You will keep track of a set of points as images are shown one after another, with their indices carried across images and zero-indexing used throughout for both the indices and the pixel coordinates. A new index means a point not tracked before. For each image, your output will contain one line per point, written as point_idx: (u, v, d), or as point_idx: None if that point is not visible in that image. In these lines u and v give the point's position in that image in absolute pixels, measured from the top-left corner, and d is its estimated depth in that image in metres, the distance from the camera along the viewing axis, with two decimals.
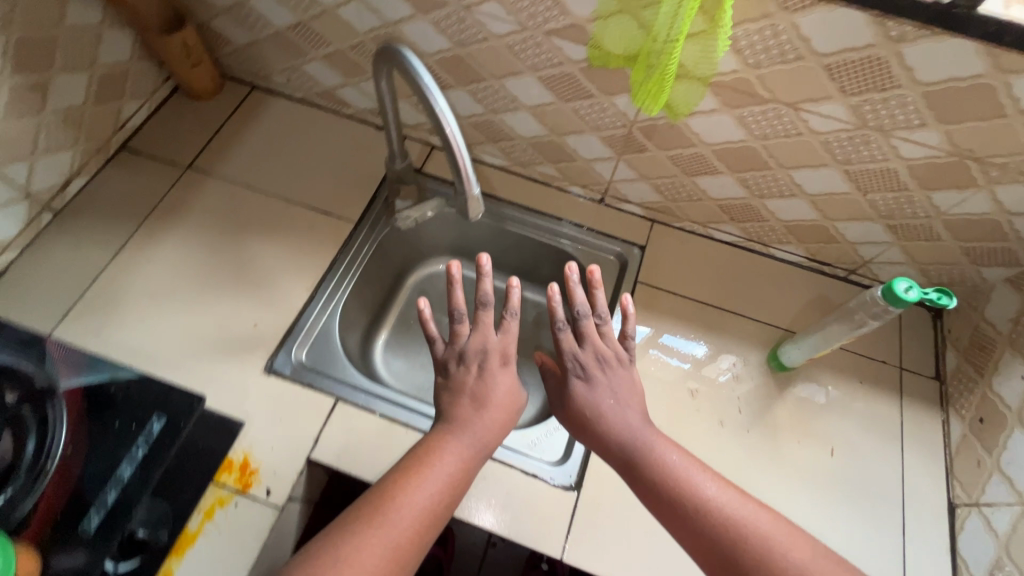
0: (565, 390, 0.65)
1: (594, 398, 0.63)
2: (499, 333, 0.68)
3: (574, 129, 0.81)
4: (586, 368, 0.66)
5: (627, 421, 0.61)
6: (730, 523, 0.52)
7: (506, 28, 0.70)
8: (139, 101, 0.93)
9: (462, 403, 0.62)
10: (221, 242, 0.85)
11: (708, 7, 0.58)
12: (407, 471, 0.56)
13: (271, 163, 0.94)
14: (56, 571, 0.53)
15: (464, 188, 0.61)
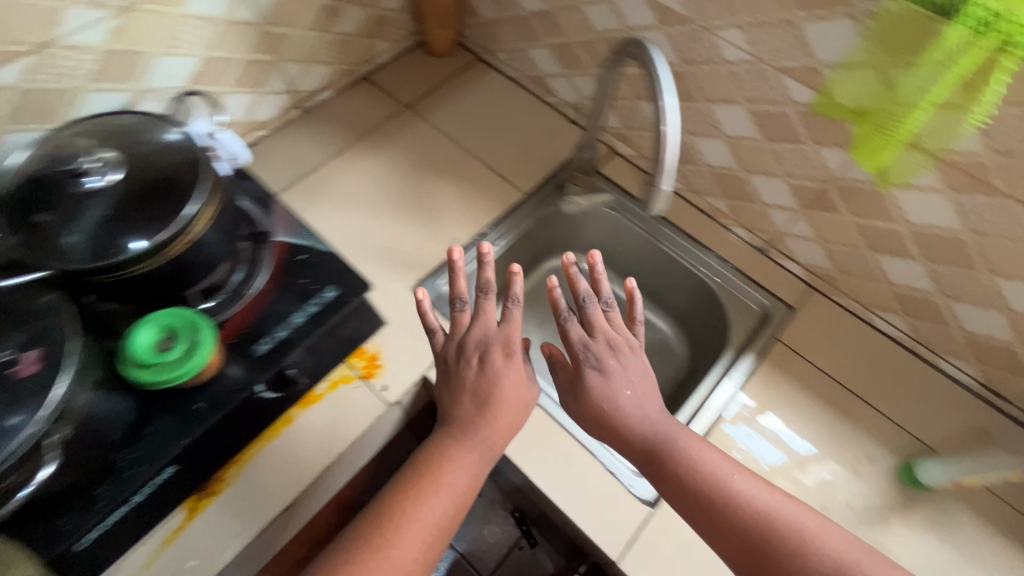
0: (580, 382, 0.66)
1: (610, 389, 0.64)
2: (501, 323, 0.66)
3: (766, 170, 0.81)
4: (601, 358, 0.67)
5: (645, 414, 0.63)
6: (760, 516, 0.55)
7: (739, 56, 0.73)
8: (390, 44, 1.09)
9: (466, 405, 0.63)
10: (413, 175, 0.97)
11: (972, 81, 0.56)
12: (411, 485, 0.58)
13: (473, 124, 1.05)
14: (226, 373, 0.65)
15: (655, 182, 0.63)
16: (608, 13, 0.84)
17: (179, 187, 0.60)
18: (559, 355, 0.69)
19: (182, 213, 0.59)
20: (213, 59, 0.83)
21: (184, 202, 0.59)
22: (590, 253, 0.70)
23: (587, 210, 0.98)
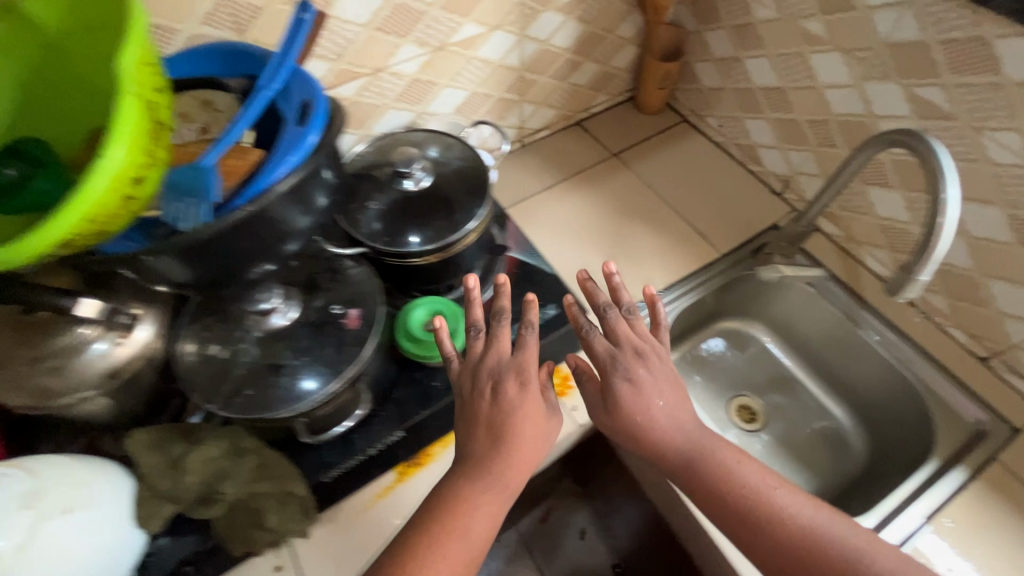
0: (613, 398, 0.64)
1: (638, 403, 0.63)
2: (517, 349, 0.63)
3: (1011, 277, 0.77)
4: (630, 369, 0.65)
5: (681, 425, 0.63)
6: (806, 530, 0.57)
7: (1010, 159, 0.71)
8: (607, 97, 1.19)
9: (478, 440, 0.58)
10: (614, 218, 1.03)
11: None
12: (420, 538, 0.54)
13: (675, 180, 1.10)
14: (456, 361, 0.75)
15: (912, 270, 0.63)
16: (853, 97, 0.86)
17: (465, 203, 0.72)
18: (586, 367, 0.68)
19: (466, 225, 0.70)
20: (475, 94, 0.97)
21: (468, 216, 0.70)
22: (604, 263, 0.70)
23: (782, 280, 0.98)
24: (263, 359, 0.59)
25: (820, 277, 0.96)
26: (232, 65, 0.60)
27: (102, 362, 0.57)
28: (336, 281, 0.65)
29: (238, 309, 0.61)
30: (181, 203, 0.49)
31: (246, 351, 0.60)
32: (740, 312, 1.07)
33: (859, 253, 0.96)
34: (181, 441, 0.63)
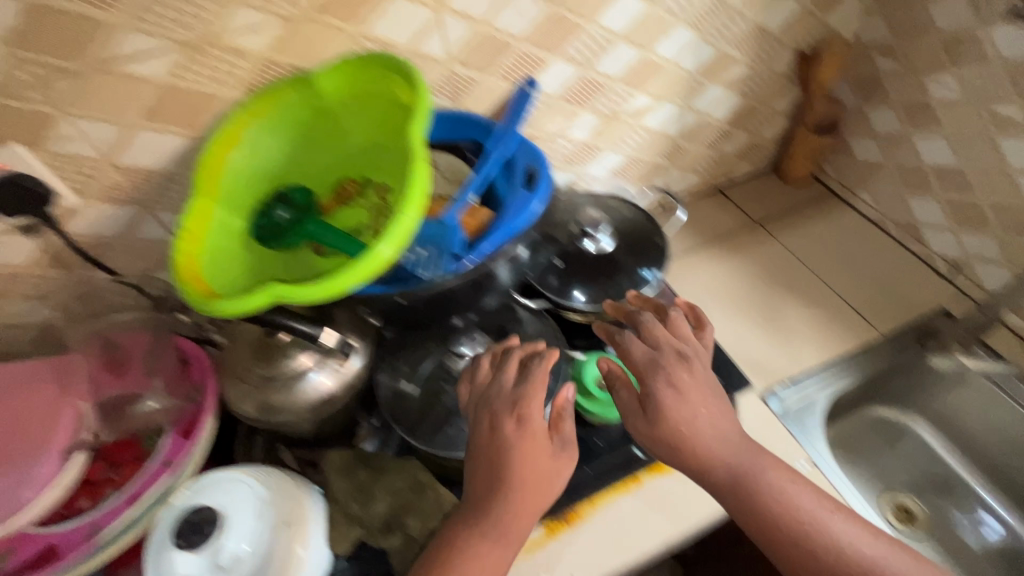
0: (653, 404, 0.60)
1: (680, 409, 0.59)
2: (519, 379, 0.59)
3: None
4: (671, 372, 0.61)
5: (720, 436, 0.60)
6: (829, 542, 0.57)
7: None
8: (750, 166, 1.18)
9: (478, 474, 0.55)
10: (761, 288, 1.01)
11: None
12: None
13: (826, 254, 1.06)
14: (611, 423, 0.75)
15: None
16: None
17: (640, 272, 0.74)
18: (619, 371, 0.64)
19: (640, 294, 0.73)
20: (632, 160, 1.00)
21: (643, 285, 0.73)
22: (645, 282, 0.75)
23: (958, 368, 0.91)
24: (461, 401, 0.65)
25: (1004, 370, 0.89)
26: (458, 129, 0.66)
27: (320, 390, 0.62)
28: (523, 331, 0.70)
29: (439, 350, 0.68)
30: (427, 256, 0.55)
31: (446, 391, 0.66)
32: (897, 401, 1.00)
33: None
34: (363, 466, 0.67)
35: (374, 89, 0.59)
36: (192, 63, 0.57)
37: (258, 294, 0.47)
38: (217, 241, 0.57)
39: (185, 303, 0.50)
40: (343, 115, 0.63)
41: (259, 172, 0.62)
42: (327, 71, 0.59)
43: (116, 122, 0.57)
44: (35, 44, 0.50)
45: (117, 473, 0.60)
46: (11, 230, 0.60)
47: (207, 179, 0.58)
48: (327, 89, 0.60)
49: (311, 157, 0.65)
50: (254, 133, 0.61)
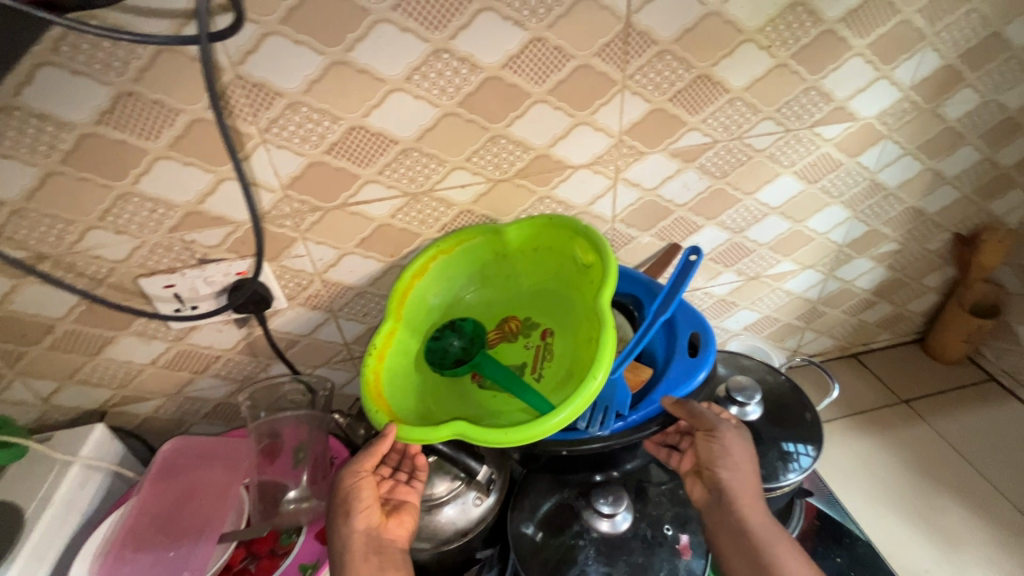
0: (736, 474, 0.59)
1: (737, 470, 0.60)
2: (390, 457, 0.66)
3: None
4: (730, 434, 0.62)
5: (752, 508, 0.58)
6: None
7: None
8: (893, 336, 1.11)
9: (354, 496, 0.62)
10: (912, 479, 0.90)
11: None
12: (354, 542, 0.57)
13: (995, 452, 0.94)
14: None
15: None
16: None
17: (787, 450, 0.69)
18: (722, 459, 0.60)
19: (787, 477, 0.67)
20: (766, 318, 0.99)
21: (791, 467, 0.68)
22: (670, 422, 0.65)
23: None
24: (598, 563, 0.60)
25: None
26: (621, 286, 0.73)
27: (452, 520, 0.62)
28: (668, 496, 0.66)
29: (578, 501, 0.65)
30: (590, 412, 0.60)
31: (582, 548, 0.61)
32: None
33: None
34: None
35: (555, 244, 0.68)
36: (409, 208, 0.67)
37: (444, 428, 0.54)
38: (397, 361, 0.66)
39: (372, 420, 0.60)
40: (520, 260, 0.71)
41: (439, 300, 0.70)
42: (517, 224, 0.68)
43: (337, 247, 0.68)
44: (304, 186, 0.63)
45: (253, 565, 0.60)
46: (228, 321, 0.71)
47: (397, 305, 0.68)
48: (514, 239, 0.69)
49: (482, 290, 0.71)
50: (440, 266, 0.69)
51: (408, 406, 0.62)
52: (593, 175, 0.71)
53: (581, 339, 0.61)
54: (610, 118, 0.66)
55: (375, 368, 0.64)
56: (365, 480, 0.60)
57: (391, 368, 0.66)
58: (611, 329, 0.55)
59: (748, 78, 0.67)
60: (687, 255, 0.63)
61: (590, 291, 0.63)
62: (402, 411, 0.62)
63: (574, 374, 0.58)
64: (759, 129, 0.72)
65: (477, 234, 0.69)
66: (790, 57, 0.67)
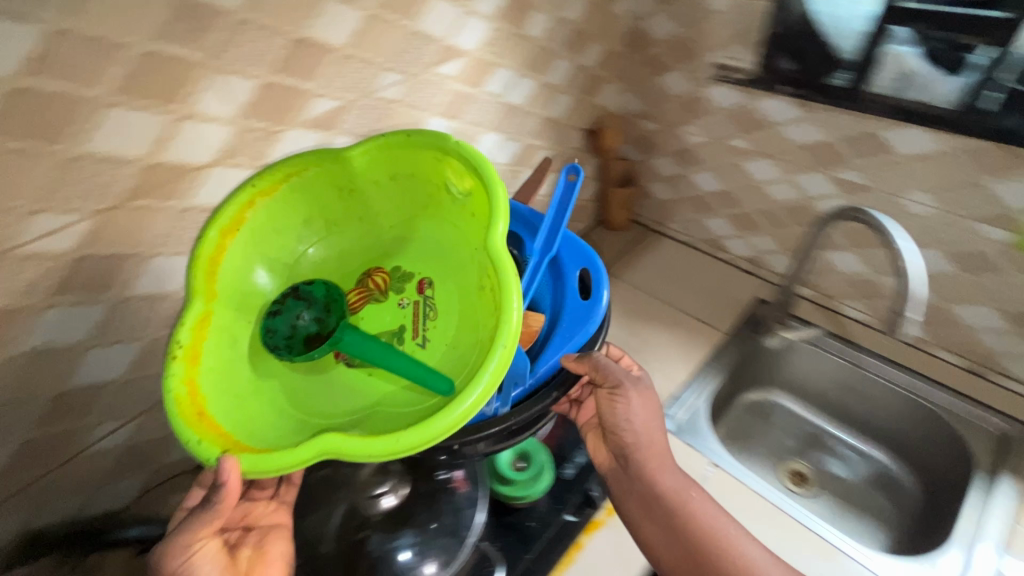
0: (642, 431, 0.70)
1: (643, 427, 0.70)
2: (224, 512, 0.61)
3: (966, 298, 0.93)
4: (636, 396, 0.70)
5: (661, 462, 0.70)
6: (719, 542, 0.67)
7: (927, 210, 0.90)
8: (581, 224, 1.35)
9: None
10: (625, 325, 1.14)
11: None
12: None
13: (664, 281, 1.25)
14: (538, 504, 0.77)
15: (903, 310, 0.74)
16: (788, 187, 1.07)
17: None
18: (636, 425, 0.70)
19: None
20: None
21: None
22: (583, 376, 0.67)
23: (779, 343, 1.11)
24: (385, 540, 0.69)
25: (817, 337, 1.08)
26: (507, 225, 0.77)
27: None
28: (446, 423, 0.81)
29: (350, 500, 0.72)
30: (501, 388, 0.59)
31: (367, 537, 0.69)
32: (757, 384, 1.17)
33: (836, 304, 1.12)
34: None
35: (416, 170, 0.56)
36: None
37: (309, 448, 0.41)
38: (223, 354, 0.50)
39: (196, 454, 0.44)
40: (370, 192, 0.58)
41: (264, 275, 0.55)
42: (360, 144, 0.56)
43: None
44: None
45: None
46: None
47: (207, 278, 0.52)
48: (360, 166, 0.56)
49: (344, 240, 0.58)
50: (258, 227, 0.55)
51: (249, 424, 0.47)
52: (233, 170, 0.65)
53: (468, 286, 0.53)
54: (217, 106, 0.60)
55: (187, 376, 0.47)
56: (200, 551, 0.53)
57: (220, 363, 0.50)
58: (511, 264, 0.47)
59: (347, 34, 0.68)
60: (565, 176, 0.65)
61: (467, 216, 0.54)
62: (237, 426, 0.47)
63: (468, 321, 0.51)
64: (385, 81, 0.75)
65: (312, 166, 0.55)
66: (378, 7, 0.69)
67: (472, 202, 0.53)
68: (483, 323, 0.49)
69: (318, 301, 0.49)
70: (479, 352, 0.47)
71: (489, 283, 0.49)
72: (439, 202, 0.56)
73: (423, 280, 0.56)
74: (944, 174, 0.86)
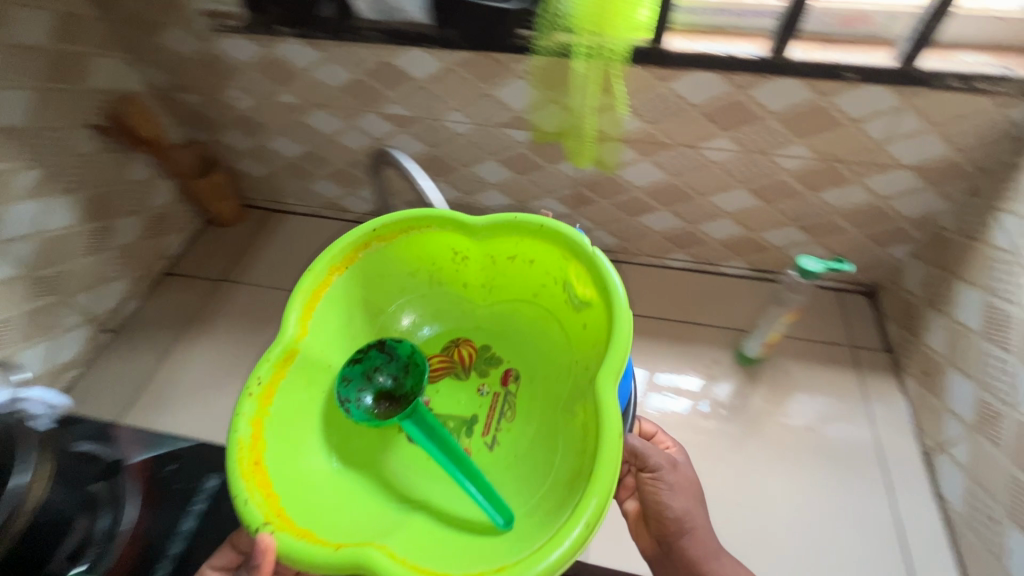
0: (668, 513, 0.68)
1: (677, 509, 0.68)
2: None
3: (533, 195, 1.01)
4: (667, 479, 0.68)
5: (705, 541, 0.67)
6: None
7: (466, 127, 0.92)
8: (177, 234, 1.13)
9: None
10: (253, 336, 1.01)
11: (612, 54, 0.71)
12: None
13: (293, 266, 1.12)
14: None
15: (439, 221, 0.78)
16: (358, 134, 0.99)
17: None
18: (664, 509, 0.68)
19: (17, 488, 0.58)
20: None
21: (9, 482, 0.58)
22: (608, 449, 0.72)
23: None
24: None
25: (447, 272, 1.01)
26: None
27: None
28: None
29: None
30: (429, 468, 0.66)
31: None
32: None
33: None
34: None
35: (542, 267, 0.74)
36: None
37: (343, 551, 0.53)
38: (303, 424, 0.69)
39: (242, 510, 0.56)
40: (482, 293, 0.81)
41: (342, 355, 0.75)
42: (483, 221, 0.72)
43: None
44: None
45: None
46: None
47: (304, 306, 0.71)
48: (472, 251, 0.76)
49: (456, 308, 0.82)
50: (358, 277, 0.75)
51: (289, 477, 0.62)
52: None
53: (556, 394, 0.72)
54: None
55: (255, 413, 0.64)
56: None
57: (279, 407, 0.67)
58: (616, 419, 0.53)
59: None
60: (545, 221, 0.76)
61: (552, 304, 0.75)
62: (286, 491, 0.60)
63: (555, 408, 0.71)
64: None
65: (432, 225, 0.75)
66: None
67: (591, 318, 0.68)
68: (558, 458, 0.65)
69: (399, 371, 0.69)
70: (556, 507, 0.57)
71: (591, 425, 0.58)
72: (538, 295, 0.77)
73: (506, 373, 0.78)
74: (456, 90, 0.86)
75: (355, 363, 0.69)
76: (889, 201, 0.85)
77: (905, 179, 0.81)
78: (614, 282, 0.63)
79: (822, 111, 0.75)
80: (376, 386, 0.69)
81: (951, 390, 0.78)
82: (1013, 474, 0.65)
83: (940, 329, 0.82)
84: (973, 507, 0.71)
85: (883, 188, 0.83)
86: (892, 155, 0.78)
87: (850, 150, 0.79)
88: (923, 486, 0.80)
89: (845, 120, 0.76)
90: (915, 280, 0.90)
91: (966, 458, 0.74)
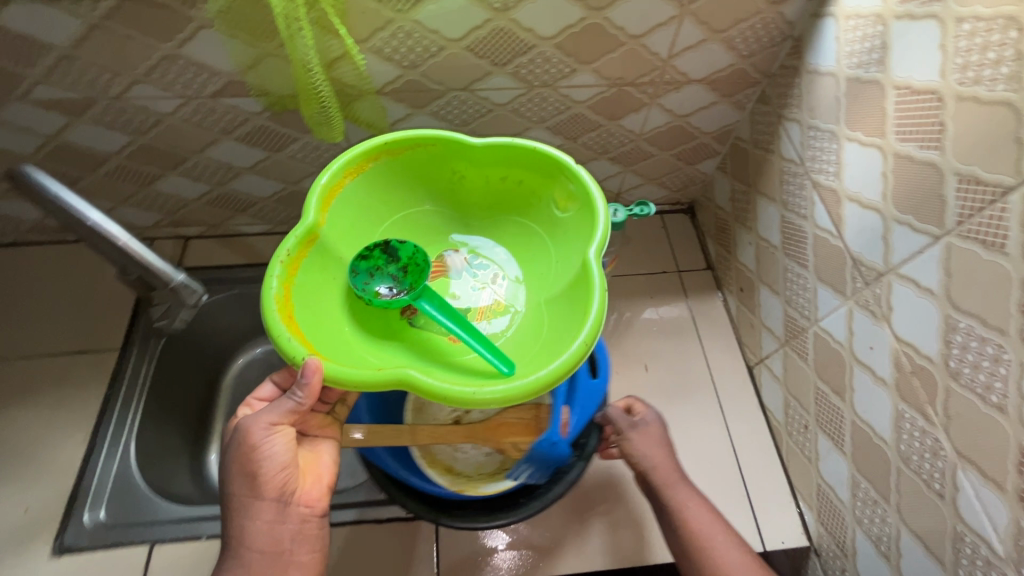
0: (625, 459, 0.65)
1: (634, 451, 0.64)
2: (313, 422, 0.58)
3: (304, 174, 0.80)
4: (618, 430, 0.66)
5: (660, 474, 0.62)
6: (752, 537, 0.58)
7: (171, 104, 0.66)
8: None
9: (232, 486, 0.50)
10: None
11: None
12: (259, 496, 0.50)
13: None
14: None
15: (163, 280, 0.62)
16: (14, 133, 0.69)
17: None
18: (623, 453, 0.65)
19: None
20: None
21: None
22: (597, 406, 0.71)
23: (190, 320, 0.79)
24: None
25: (201, 295, 0.68)
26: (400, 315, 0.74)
27: None
28: None
29: None
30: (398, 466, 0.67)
31: None
32: (235, 349, 0.90)
33: (228, 229, 0.90)
34: None
35: (525, 179, 0.65)
36: None
37: (385, 375, 0.49)
38: (326, 302, 0.59)
39: (287, 348, 0.50)
40: (472, 214, 0.69)
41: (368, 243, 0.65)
42: (483, 141, 0.62)
43: None
44: None
45: None
46: None
47: (322, 201, 0.59)
48: (470, 173, 0.66)
49: (427, 214, 0.68)
50: (373, 180, 0.63)
51: (327, 343, 0.55)
52: None
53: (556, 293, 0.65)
54: None
55: (285, 280, 0.55)
56: (271, 444, 0.51)
57: (304, 281, 0.58)
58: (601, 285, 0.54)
59: None
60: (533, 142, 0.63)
61: (522, 208, 0.67)
62: (318, 340, 0.54)
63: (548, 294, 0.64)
64: None
65: (432, 145, 0.63)
66: None
67: (568, 228, 0.63)
68: (551, 317, 0.60)
69: (399, 275, 0.62)
70: (562, 322, 0.57)
71: (582, 276, 0.57)
72: (514, 208, 0.68)
73: (493, 273, 0.67)
74: (127, 54, 0.60)
75: (361, 259, 0.61)
76: (688, 119, 0.78)
77: (698, 95, 0.75)
78: (591, 191, 0.59)
79: (599, 30, 0.63)
80: (387, 278, 0.61)
81: (763, 307, 0.79)
82: (818, 387, 0.67)
83: (749, 245, 0.81)
84: (790, 417, 0.74)
85: (678, 107, 0.76)
86: (680, 71, 0.70)
87: (636, 71, 0.69)
88: (752, 401, 0.82)
89: (625, 38, 0.65)
90: (723, 195, 0.88)
91: (782, 371, 0.76)
